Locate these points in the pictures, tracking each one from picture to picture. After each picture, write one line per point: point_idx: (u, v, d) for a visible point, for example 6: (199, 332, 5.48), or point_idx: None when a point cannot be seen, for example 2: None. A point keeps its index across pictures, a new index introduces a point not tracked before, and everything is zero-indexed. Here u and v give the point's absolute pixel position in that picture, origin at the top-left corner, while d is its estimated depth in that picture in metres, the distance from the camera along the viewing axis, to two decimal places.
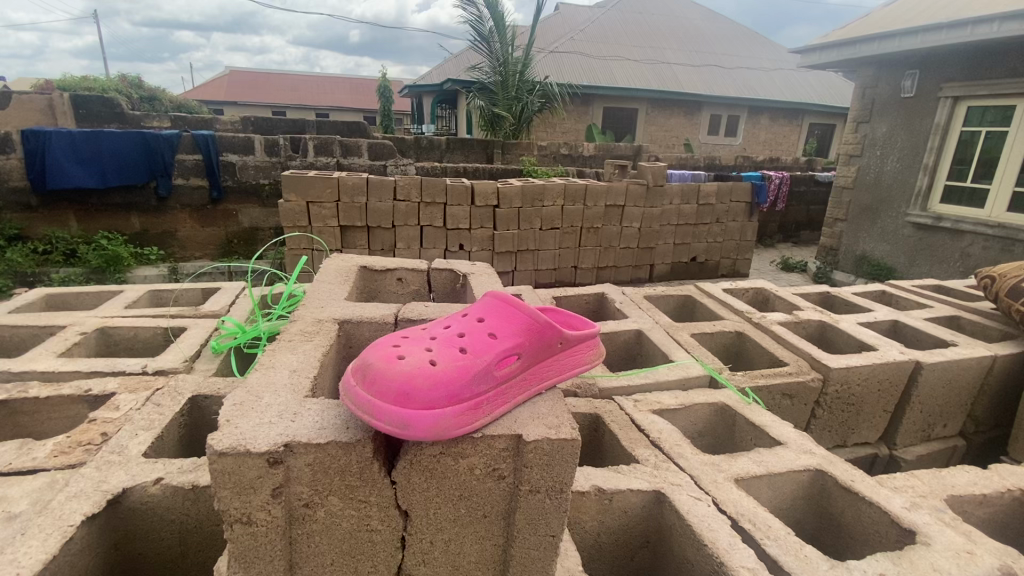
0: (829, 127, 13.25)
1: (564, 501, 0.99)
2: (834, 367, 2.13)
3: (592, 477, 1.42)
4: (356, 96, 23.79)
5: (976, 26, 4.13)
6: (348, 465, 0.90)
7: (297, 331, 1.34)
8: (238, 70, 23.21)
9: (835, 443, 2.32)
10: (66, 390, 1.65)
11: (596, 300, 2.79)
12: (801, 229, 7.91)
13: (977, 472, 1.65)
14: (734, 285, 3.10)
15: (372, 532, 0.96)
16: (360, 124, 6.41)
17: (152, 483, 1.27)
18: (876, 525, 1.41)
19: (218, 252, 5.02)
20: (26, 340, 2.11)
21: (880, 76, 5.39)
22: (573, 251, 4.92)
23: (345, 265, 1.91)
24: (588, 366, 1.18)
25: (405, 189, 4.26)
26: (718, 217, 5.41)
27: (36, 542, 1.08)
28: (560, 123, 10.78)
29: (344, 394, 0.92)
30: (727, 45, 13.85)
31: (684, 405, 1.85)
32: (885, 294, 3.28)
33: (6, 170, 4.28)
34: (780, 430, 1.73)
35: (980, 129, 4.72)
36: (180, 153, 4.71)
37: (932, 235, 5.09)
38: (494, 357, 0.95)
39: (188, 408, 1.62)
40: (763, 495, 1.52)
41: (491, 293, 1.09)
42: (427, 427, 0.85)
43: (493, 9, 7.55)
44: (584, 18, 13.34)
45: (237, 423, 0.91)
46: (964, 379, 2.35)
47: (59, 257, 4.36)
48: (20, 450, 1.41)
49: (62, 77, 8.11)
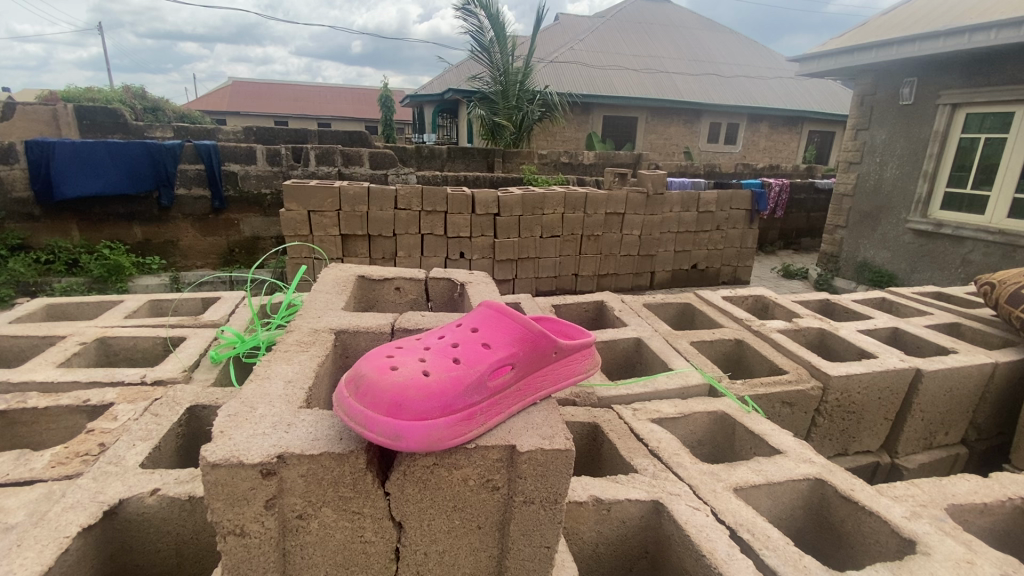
0: (828, 134, 13.27)
1: (559, 512, 0.99)
2: (834, 375, 2.13)
3: (590, 487, 1.41)
4: (357, 106, 23.95)
5: (973, 34, 4.15)
6: (341, 476, 0.90)
7: (293, 341, 1.35)
8: (240, 81, 23.41)
9: (835, 452, 2.31)
10: (65, 400, 1.66)
11: (595, 308, 2.80)
12: (801, 236, 7.91)
13: (978, 481, 1.64)
14: (734, 293, 3.10)
15: (366, 544, 0.96)
16: (360, 133, 6.44)
17: (149, 494, 1.27)
18: (876, 535, 1.41)
19: (219, 261, 5.04)
20: (27, 350, 2.11)
21: (879, 84, 5.42)
22: (573, 259, 4.93)
23: (344, 274, 1.92)
24: (583, 375, 1.18)
25: (406, 198, 4.27)
26: (718, 224, 5.41)
27: (32, 553, 1.08)
28: (560, 132, 10.83)
29: (338, 405, 0.92)
30: (726, 54, 13.94)
31: (683, 413, 1.85)
32: (885, 301, 3.27)
33: (10, 180, 4.30)
34: (780, 439, 1.72)
35: (980, 135, 4.73)
36: (182, 163, 4.74)
37: (932, 241, 5.09)
38: (488, 367, 0.95)
39: (185, 419, 1.63)
40: (763, 505, 1.52)
41: (485, 302, 1.09)
42: (419, 438, 0.85)
43: (494, 20, 7.61)
44: (583, 28, 13.47)
45: (231, 435, 0.91)
46: (966, 386, 2.34)
47: (61, 267, 4.39)
48: (18, 461, 1.41)
49: (66, 89, 8.20)
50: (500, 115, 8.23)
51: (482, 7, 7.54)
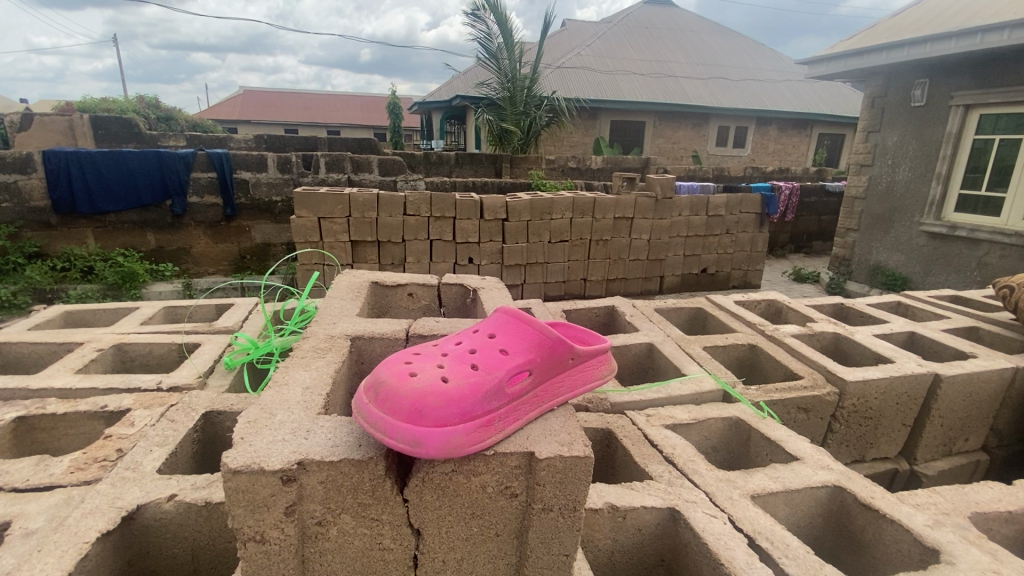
0: (838, 137, 13.20)
1: (578, 519, 0.98)
2: (850, 380, 2.09)
3: (605, 494, 1.40)
4: (367, 113, 24.21)
5: (985, 35, 4.10)
6: (360, 483, 0.90)
7: (309, 348, 1.35)
8: (251, 89, 23.67)
9: (852, 459, 2.28)
10: (83, 406, 1.68)
11: (606, 313, 2.78)
12: (812, 239, 7.84)
13: (1001, 488, 1.61)
14: (746, 297, 3.07)
15: (385, 550, 0.96)
16: (369, 141, 6.51)
17: (166, 499, 1.28)
18: (898, 544, 1.38)
19: (231, 268, 5.09)
20: (46, 356, 2.14)
21: (889, 85, 5.38)
22: (582, 263, 4.91)
23: (357, 281, 1.93)
24: (600, 381, 1.18)
25: (415, 204, 4.30)
26: (728, 228, 5.38)
27: (52, 559, 1.09)
28: (568, 137, 10.85)
29: (356, 412, 0.92)
30: (734, 57, 13.91)
31: (697, 420, 1.83)
32: (901, 305, 3.22)
33: (28, 190, 4.37)
34: (797, 446, 1.70)
35: (994, 136, 4.67)
36: (195, 171, 4.79)
37: (947, 244, 5.02)
38: (505, 373, 0.94)
39: (201, 424, 1.64)
40: (781, 513, 1.50)
41: (502, 308, 1.09)
42: (439, 444, 0.85)
43: (502, 26, 7.66)
44: (590, 34, 13.51)
45: (251, 441, 0.92)
46: (986, 391, 2.30)
47: (76, 274, 4.42)
48: (37, 466, 1.42)
49: (82, 99, 8.38)
50: (508, 121, 8.25)
51: (490, 13, 7.58)
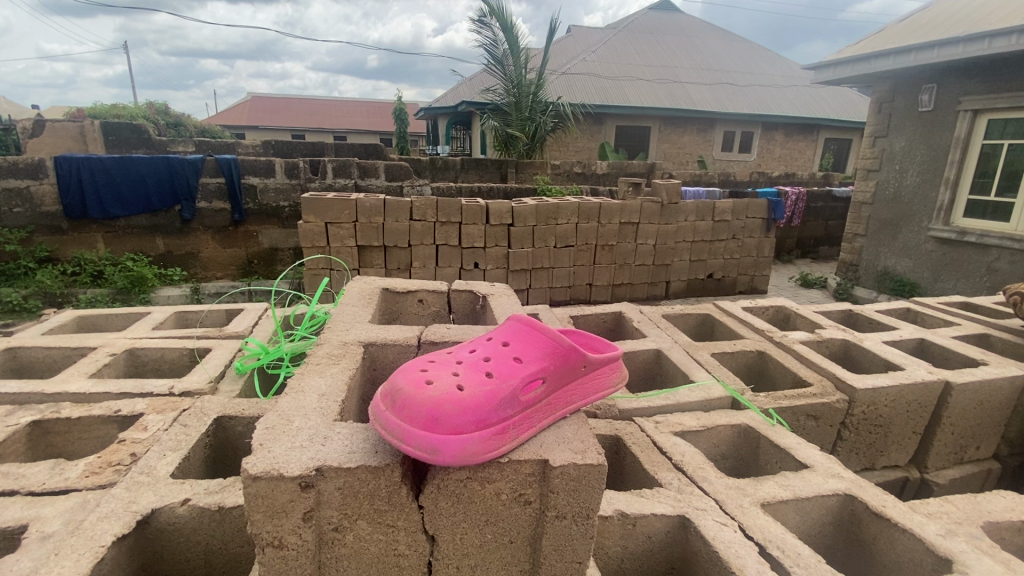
0: (845, 142, 13.15)
1: (590, 527, 0.99)
2: (860, 388, 2.08)
3: (615, 502, 1.40)
4: (374, 120, 24.40)
5: (993, 39, 4.10)
6: (376, 490, 0.91)
7: (324, 354, 1.37)
8: (260, 96, 23.91)
9: (862, 466, 2.26)
10: (97, 410, 1.70)
11: (614, 319, 2.79)
12: (819, 245, 7.82)
13: (1013, 498, 1.59)
14: (754, 304, 3.06)
15: (400, 557, 0.97)
16: (376, 146, 6.56)
17: (180, 503, 1.29)
18: (910, 553, 1.37)
19: (239, 272, 5.13)
20: (59, 360, 2.17)
21: (896, 91, 5.38)
22: (588, 268, 4.93)
23: (368, 287, 1.95)
24: (611, 389, 1.18)
25: (422, 209, 4.31)
26: (734, 233, 5.37)
27: (69, 562, 1.11)
28: (573, 143, 10.90)
29: (374, 419, 0.93)
30: (740, 62, 13.92)
31: (707, 426, 1.83)
32: (910, 311, 3.20)
33: (40, 195, 4.44)
34: (807, 454, 1.69)
35: (1002, 141, 4.64)
36: (203, 177, 4.84)
37: (956, 250, 5.00)
38: (519, 382, 0.95)
39: (213, 429, 1.65)
40: (791, 521, 1.49)
41: (515, 316, 1.10)
42: (455, 452, 0.86)
43: (508, 32, 7.70)
44: (596, 39, 13.58)
45: (270, 448, 0.93)
46: (997, 398, 2.28)
47: (87, 278, 4.51)
48: (53, 470, 1.44)
49: (94, 107, 8.51)
50: (514, 126, 8.29)
51: (496, 20, 7.62)
